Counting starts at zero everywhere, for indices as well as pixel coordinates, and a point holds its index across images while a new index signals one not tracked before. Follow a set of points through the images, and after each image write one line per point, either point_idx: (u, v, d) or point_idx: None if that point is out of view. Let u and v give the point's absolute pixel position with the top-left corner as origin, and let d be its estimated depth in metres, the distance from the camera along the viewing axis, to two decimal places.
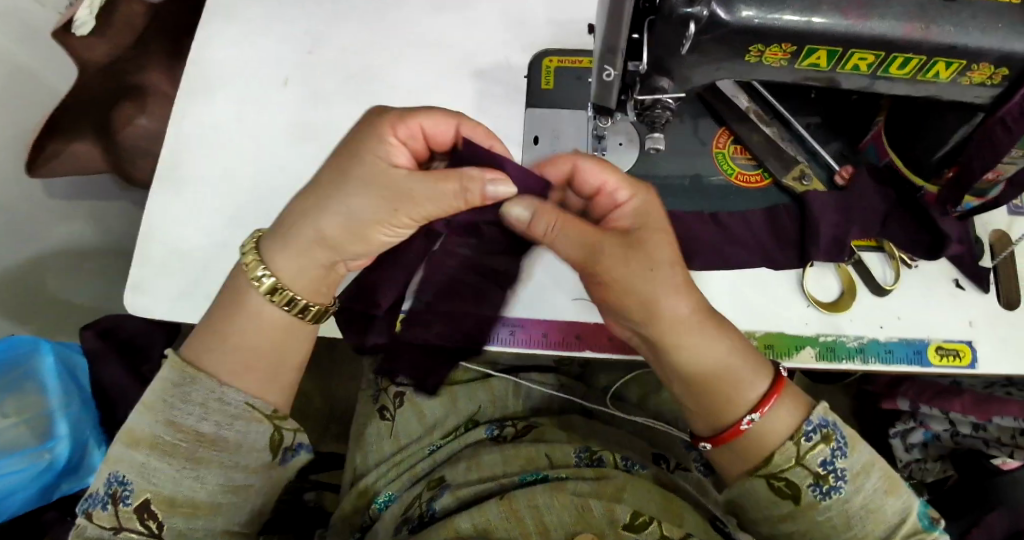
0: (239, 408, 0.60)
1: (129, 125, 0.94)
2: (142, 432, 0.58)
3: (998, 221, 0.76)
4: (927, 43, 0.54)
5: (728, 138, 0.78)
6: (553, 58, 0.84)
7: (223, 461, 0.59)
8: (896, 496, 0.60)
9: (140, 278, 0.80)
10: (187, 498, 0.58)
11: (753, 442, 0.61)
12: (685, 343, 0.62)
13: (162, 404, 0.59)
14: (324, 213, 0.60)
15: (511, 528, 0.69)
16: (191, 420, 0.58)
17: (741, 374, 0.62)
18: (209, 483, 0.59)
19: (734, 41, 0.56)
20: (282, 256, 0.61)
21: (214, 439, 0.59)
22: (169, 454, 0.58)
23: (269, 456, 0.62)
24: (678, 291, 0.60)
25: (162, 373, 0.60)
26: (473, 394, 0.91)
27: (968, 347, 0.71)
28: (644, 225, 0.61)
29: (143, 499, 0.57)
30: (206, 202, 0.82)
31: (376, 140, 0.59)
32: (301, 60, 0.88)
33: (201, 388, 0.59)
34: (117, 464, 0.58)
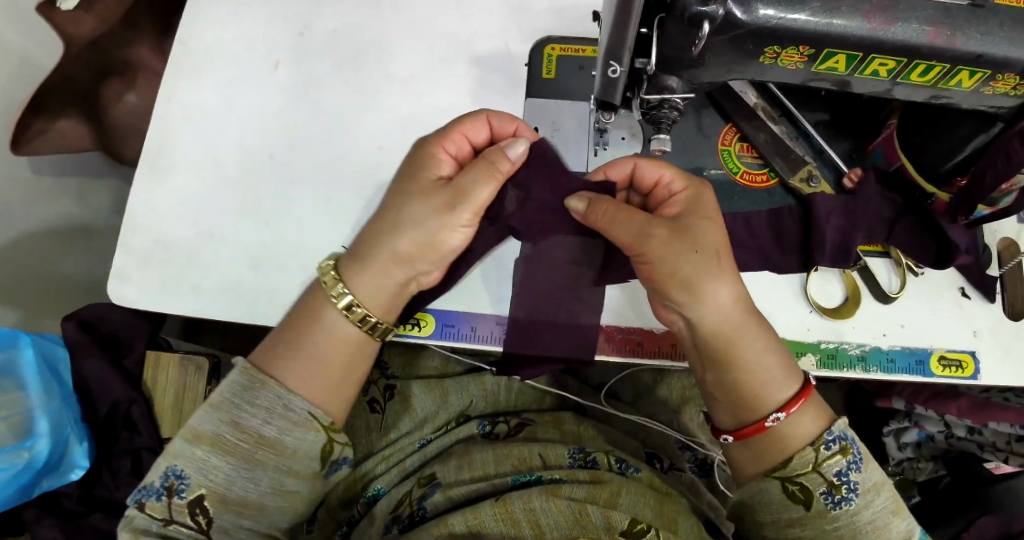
0: (303, 418, 0.59)
1: (116, 103, 0.94)
2: (204, 428, 0.57)
3: (1007, 228, 0.74)
4: (952, 51, 0.51)
5: (734, 135, 0.76)
6: (556, 46, 0.81)
7: (279, 465, 0.58)
8: (902, 517, 0.59)
9: (122, 267, 0.77)
10: (237, 498, 0.57)
11: (774, 442, 0.60)
12: (716, 321, 0.60)
13: (228, 404, 0.58)
14: (389, 224, 0.62)
15: (505, 529, 0.67)
16: (255, 422, 0.57)
17: (774, 372, 0.61)
18: (264, 486, 0.58)
19: (748, 44, 0.53)
20: (363, 276, 0.61)
21: (274, 443, 0.58)
22: (228, 453, 0.57)
23: (318, 466, 0.60)
24: (721, 269, 0.59)
25: (231, 375, 0.59)
26: (464, 388, 0.90)
27: (971, 358, 0.70)
28: (693, 208, 0.61)
29: (196, 494, 0.57)
30: (189, 189, 0.80)
31: (426, 160, 0.63)
32: (291, 41, 0.84)
33: (268, 393, 0.58)
34: (175, 458, 0.57)
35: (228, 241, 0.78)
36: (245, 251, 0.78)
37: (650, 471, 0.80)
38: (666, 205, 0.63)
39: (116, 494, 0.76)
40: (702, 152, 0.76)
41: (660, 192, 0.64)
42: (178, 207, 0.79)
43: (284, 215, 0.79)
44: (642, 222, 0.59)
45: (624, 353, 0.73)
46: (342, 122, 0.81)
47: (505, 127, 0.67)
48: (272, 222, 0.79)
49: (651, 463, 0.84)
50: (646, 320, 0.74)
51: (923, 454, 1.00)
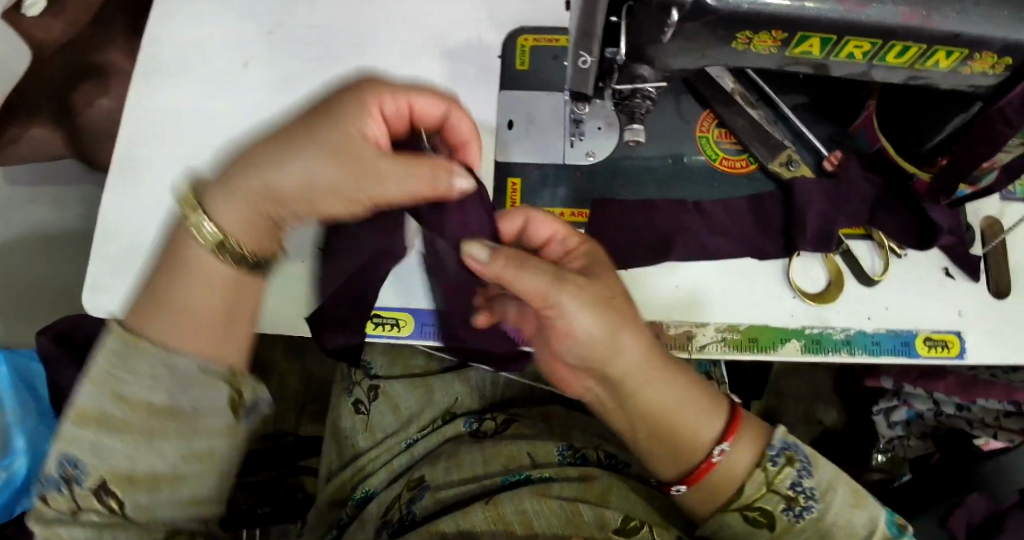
0: (195, 374, 0.50)
1: (90, 107, 0.90)
2: (92, 406, 0.47)
3: (989, 206, 0.74)
4: (928, 30, 0.50)
5: (712, 121, 0.75)
6: (529, 37, 0.80)
7: (183, 431, 0.49)
8: (863, 508, 0.59)
9: (96, 277, 0.75)
10: (141, 472, 0.48)
11: (713, 486, 0.62)
12: (649, 395, 0.61)
13: (107, 377, 0.48)
14: (263, 160, 0.51)
15: (496, 529, 0.66)
16: (139, 390, 0.48)
17: (694, 416, 0.63)
18: (173, 450, 0.49)
19: (719, 30, 0.52)
20: (227, 210, 0.51)
21: (171, 409, 0.49)
22: (122, 431, 0.48)
23: (229, 417, 0.51)
24: (634, 332, 0.58)
25: (101, 345, 0.49)
26: (449, 385, 0.89)
27: (956, 338, 0.69)
28: (593, 257, 0.61)
29: (99, 476, 0.47)
30: (162, 195, 0.78)
31: (357, 105, 0.53)
32: (260, 40, 0.83)
33: (147, 357, 0.48)
34: (67, 444, 0.47)
35: None
36: None
37: (639, 465, 0.81)
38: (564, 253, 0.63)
39: None
40: (681, 139, 0.75)
41: (553, 248, 0.64)
42: (151, 214, 0.77)
43: None
44: (539, 272, 0.53)
45: None
46: None
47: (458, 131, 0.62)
48: None
49: None
50: None
51: (913, 431, 1.00)
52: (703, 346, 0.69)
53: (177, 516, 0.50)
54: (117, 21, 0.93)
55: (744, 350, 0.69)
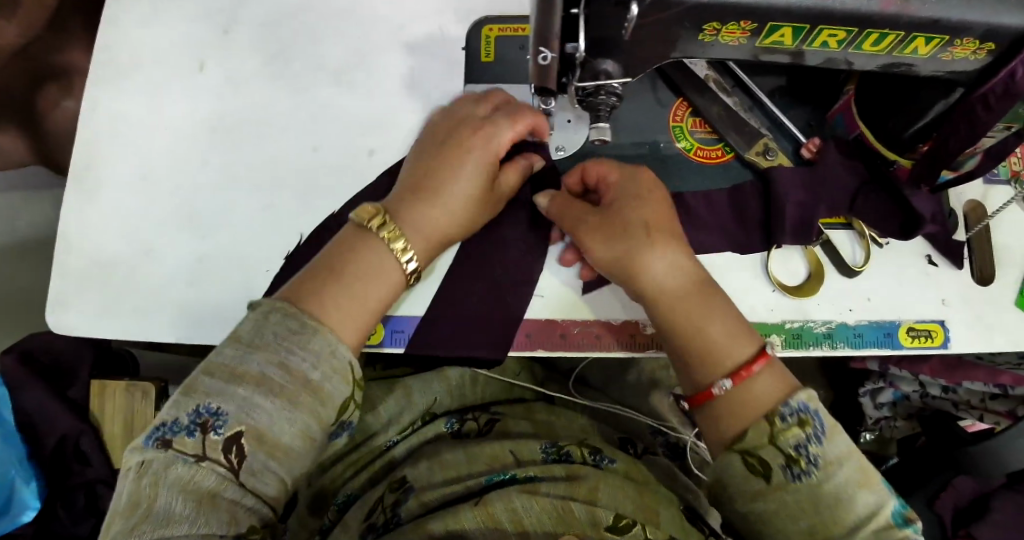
0: (344, 368, 0.54)
1: (56, 109, 0.89)
2: (244, 367, 0.51)
3: (973, 190, 0.72)
4: (906, 17, 0.47)
5: (686, 110, 0.72)
6: (494, 27, 0.77)
7: (316, 413, 0.52)
8: (870, 489, 0.53)
9: (58, 293, 0.72)
10: (274, 439, 0.51)
11: (741, 410, 0.57)
12: (696, 320, 0.60)
13: (275, 344, 0.52)
14: (456, 165, 0.62)
15: (486, 530, 0.63)
16: (304, 365, 0.52)
17: (723, 334, 0.59)
18: (297, 430, 0.52)
19: (684, 22, 0.49)
20: (410, 212, 0.61)
21: (317, 389, 0.52)
22: (275, 394, 0.51)
23: (331, 418, 0.54)
24: (671, 252, 0.60)
25: (271, 317, 0.53)
26: (427, 385, 0.86)
27: (940, 327, 0.68)
28: (634, 196, 0.62)
29: (237, 431, 0.50)
30: (121, 205, 0.75)
31: (479, 147, 0.62)
32: (215, 38, 0.79)
33: (319, 340, 0.53)
34: (210, 396, 0.51)
35: (164, 256, 0.73)
36: (187, 268, 0.73)
37: (625, 460, 0.77)
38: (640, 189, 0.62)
39: (75, 530, 0.75)
40: (653, 128, 0.72)
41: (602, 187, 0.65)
42: (110, 225, 0.74)
43: (220, 225, 0.74)
44: (577, 212, 0.64)
45: (580, 347, 0.70)
46: (274, 120, 0.76)
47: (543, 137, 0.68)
48: (211, 234, 0.74)
49: (625, 448, 0.82)
50: (602, 310, 0.70)
51: (900, 412, 1.00)
52: None
53: (262, 503, 0.51)
54: (74, 18, 0.85)
55: None
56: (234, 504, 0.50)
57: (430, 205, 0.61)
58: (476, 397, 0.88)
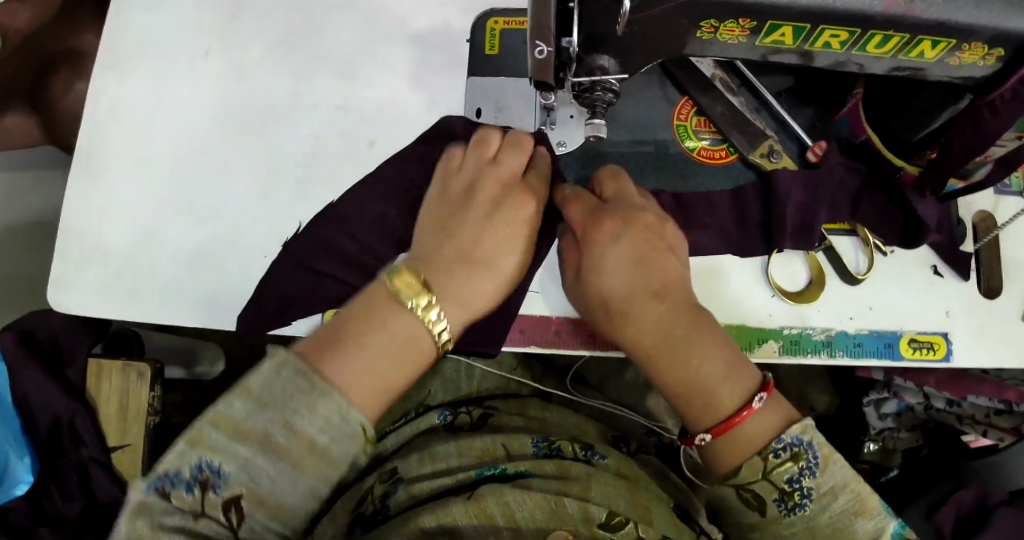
0: (357, 430, 0.50)
1: (68, 93, 0.87)
2: (251, 424, 0.48)
3: (982, 200, 0.70)
4: (911, 19, 0.45)
5: (691, 109, 0.71)
6: (499, 19, 0.76)
7: (322, 475, 0.50)
8: (868, 517, 0.52)
9: (58, 274, 0.73)
10: (275, 499, 0.49)
11: (739, 441, 0.54)
12: (689, 362, 0.56)
13: (283, 403, 0.48)
14: (502, 223, 0.60)
15: (479, 527, 0.62)
16: (311, 428, 0.48)
17: (721, 378, 0.55)
18: (302, 490, 0.50)
19: (680, 18, 0.48)
20: (449, 277, 0.57)
21: (324, 452, 0.49)
22: (279, 456, 0.48)
23: (339, 476, 0.52)
24: (638, 303, 0.57)
25: (283, 372, 0.49)
26: (421, 379, 0.87)
27: (943, 339, 0.66)
28: (601, 232, 0.59)
29: (235, 492, 0.48)
30: (124, 189, 0.75)
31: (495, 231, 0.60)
32: (221, 24, 0.79)
33: (328, 401, 0.49)
34: (214, 452, 0.47)
35: (163, 241, 0.74)
36: (185, 253, 0.73)
37: (618, 457, 0.76)
38: (596, 217, 0.59)
39: (66, 509, 0.75)
40: (655, 127, 0.71)
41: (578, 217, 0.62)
42: (112, 209, 0.75)
43: (220, 213, 0.74)
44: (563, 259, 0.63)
45: (573, 345, 0.69)
46: (276, 108, 0.76)
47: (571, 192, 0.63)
48: (210, 221, 0.74)
49: (617, 446, 0.81)
50: None
51: (904, 424, 0.98)
52: None
53: None
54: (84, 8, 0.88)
55: None
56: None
57: (476, 268, 0.58)
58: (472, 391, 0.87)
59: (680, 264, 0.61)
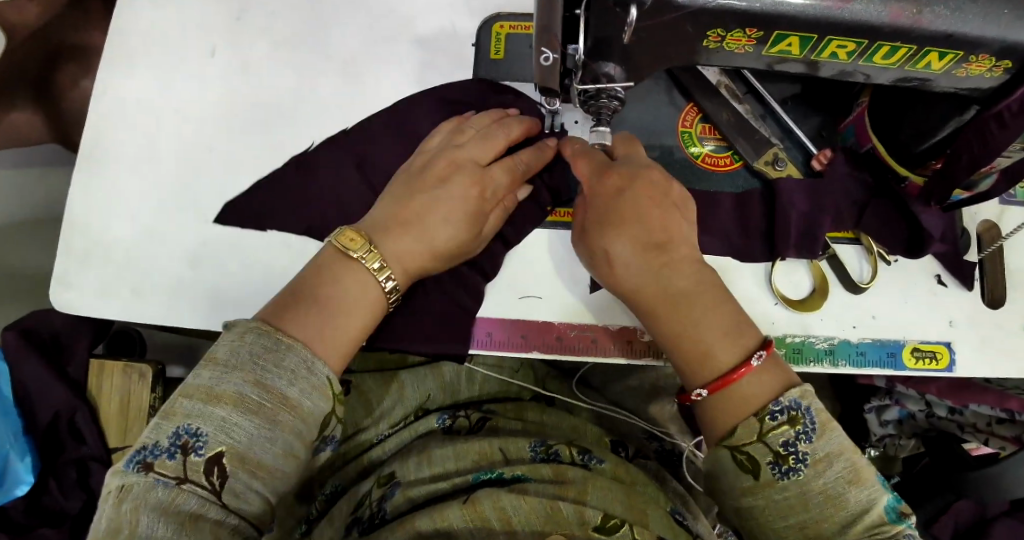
0: (323, 384, 0.54)
1: (73, 89, 0.87)
2: (223, 388, 0.51)
3: (987, 210, 0.69)
4: (918, 30, 0.45)
5: (696, 115, 0.71)
6: (504, 23, 0.76)
7: (298, 432, 0.53)
8: (862, 486, 0.50)
9: (62, 271, 0.73)
10: (256, 459, 0.51)
11: (735, 395, 0.53)
12: (690, 318, 0.56)
13: (251, 363, 0.52)
14: (444, 194, 0.65)
15: (474, 530, 0.62)
16: (281, 383, 0.52)
17: (719, 335, 0.55)
18: (280, 449, 0.52)
19: (687, 27, 0.48)
20: (389, 238, 0.63)
21: (296, 406, 0.53)
22: (253, 414, 0.51)
23: (313, 435, 0.54)
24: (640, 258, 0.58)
25: (247, 337, 0.53)
26: (421, 380, 0.86)
27: (946, 349, 0.66)
28: (613, 192, 0.60)
29: (218, 452, 0.50)
30: (128, 186, 0.75)
31: (445, 194, 0.65)
32: (226, 25, 0.79)
33: (294, 356, 0.54)
34: (191, 418, 0.50)
35: (166, 239, 0.74)
36: (186, 253, 0.73)
37: (615, 460, 0.75)
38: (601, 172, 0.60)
39: (65, 504, 0.75)
40: (660, 132, 0.71)
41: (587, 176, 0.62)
42: (116, 205, 0.75)
43: (224, 214, 0.74)
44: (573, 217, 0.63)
45: (575, 352, 0.69)
46: (281, 109, 0.76)
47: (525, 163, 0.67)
48: (214, 219, 0.74)
49: (616, 451, 0.80)
50: (602, 315, 0.69)
51: (905, 431, 0.98)
52: None
53: (246, 523, 0.51)
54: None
55: None
56: (219, 525, 0.49)
57: (411, 231, 0.63)
58: (475, 394, 0.87)
59: (686, 223, 0.61)
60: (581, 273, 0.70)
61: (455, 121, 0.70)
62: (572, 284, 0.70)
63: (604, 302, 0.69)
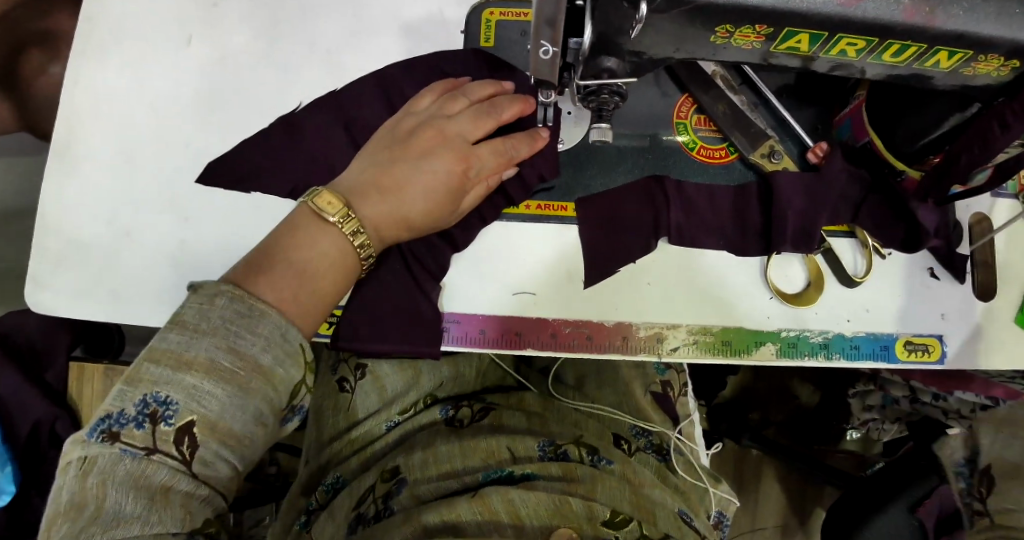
0: (296, 351, 0.52)
1: (41, 75, 0.82)
2: (193, 353, 0.48)
3: (980, 203, 0.70)
4: (930, 30, 0.45)
5: (690, 106, 0.70)
6: (494, 10, 0.74)
7: (268, 399, 0.50)
8: None
9: (36, 272, 0.70)
10: (227, 427, 0.48)
11: None
12: None
13: (223, 329, 0.49)
14: (430, 161, 0.63)
15: (483, 522, 0.62)
16: (254, 349, 0.50)
17: None
18: (250, 417, 0.49)
19: (695, 22, 0.47)
20: (366, 203, 0.60)
21: (268, 373, 0.50)
22: (224, 381, 0.48)
23: (283, 402, 0.52)
24: None
25: (218, 301, 0.50)
26: (437, 368, 0.85)
27: (937, 342, 0.67)
28: None
29: (187, 422, 0.47)
30: (105, 182, 0.72)
31: (430, 163, 0.62)
32: (203, 11, 0.75)
33: (268, 322, 0.51)
34: (158, 385, 0.47)
35: (145, 239, 0.71)
36: (167, 252, 0.71)
37: (623, 459, 0.75)
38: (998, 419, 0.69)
39: None
40: (656, 122, 0.71)
41: None
42: (92, 202, 0.72)
43: (208, 210, 0.71)
44: None
45: (572, 348, 0.68)
46: (262, 100, 0.73)
47: (517, 149, 0.65)
48: (194, 217, 0.71)
49: (618, 446, 0.79)
50: (597, 311, 0.68)
51: (888, 415, 1.00)
52: (674, 349, 0.67)
53: (216, 494, 0.50)
54: None
55: (715, 354, 0.67)
56: (188, 496, 0.48)
57: (391, 200, 0.61)
58: (477, 385, 0.86)
59: None
60: (577, 267, 0.69)
61: (435, 90, 0.67)
62: (567, 279, 0.69)
63: (602, 297, 0.68)
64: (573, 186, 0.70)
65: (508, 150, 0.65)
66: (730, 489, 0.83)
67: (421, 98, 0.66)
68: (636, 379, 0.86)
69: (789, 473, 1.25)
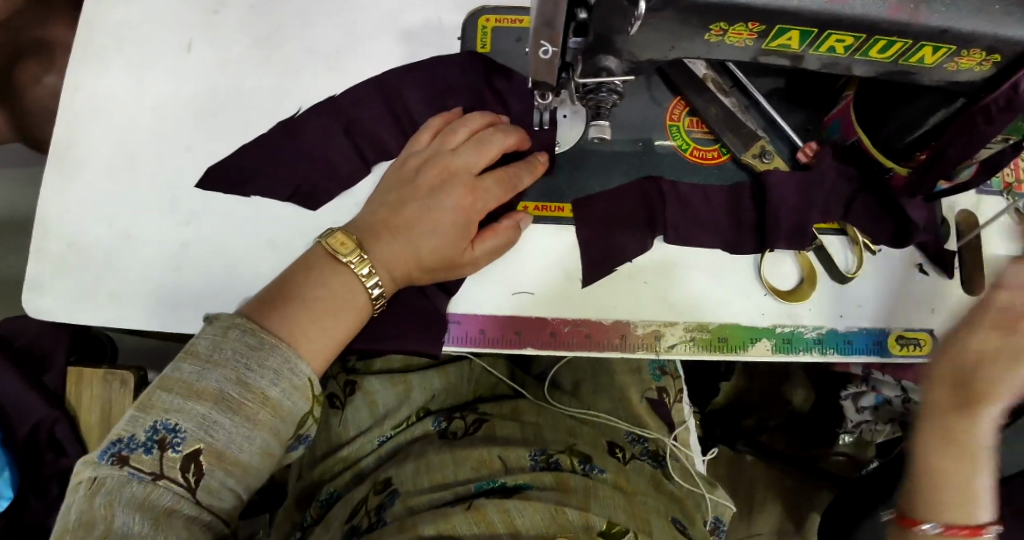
0: (304, 385, 0.53)
1: (34, 87, 0.82)
2: (203, 383, 0.49)
3: (965, 200, 0.72)
4: (916, 26, 0.47)
5: (683, 109, 0.72)
6: (490, 17, 0.76)
7: (276, 430, 0.51)
8: None
9: (35, 278, 0.70)
10: (233, 457, 0.49)
11: None
12: None
13: (234, 361, 0.50)
14: (438, 200, 0.63)
15: (477, 531, 0.61)
16: (264, 382, 0.50)
17: None
18: (257, 448, 0.50)
19: (689, 21, 0.49)
20: (377, 241, 0.61)
21: (276, 406, 0.51)
22: (233, 411, 0.49)
23: (290, 433, 0.52)
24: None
25: (230, 333, 0.51)
26: (427, 382, 0.85)
27: (929, 336, 0.69)
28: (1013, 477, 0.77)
29: (195, 449, 0.48)
30: (104, 187, 0.72)
31: (443, 199, 0.63)
32: (203, 19, 0.76)
33: (278, 355, 0.52)
34: (168, 412, 0.48)
35: (145, 243, 0.71)
36: (167, 257, 0.71)
37: (615, 468, 0.76)
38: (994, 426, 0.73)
39: (46, 522, 0.73)
40: (651, 124, 0.72)
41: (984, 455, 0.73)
42: (92, 206, 0.72)
43: (208, 215, 0.72)
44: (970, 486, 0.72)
45: (571, 347, 0.68)
46: (261, 107, 0.74)
47: (518, 176, 0.66)
48: (194, 222, 0.72)
49: (612, 452, 0.79)
50: (596, 310, 0.69)
51: (882, 417, 1.01)
52: (671, 346, 0.68)
53: (218, 520, 0.50)
54: None
55: (713, 350, 0.68)
56: (191, 521, 0.48)
57: (405, 235, 0.62)
58: (470, 396, 0.87)
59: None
60: (576, 267, 0.70)
61: (430, 130, 0.68)
62: (566, 279, 0.70)
63: (604, 296, 0.69)
64: (571, 187, 0.71)
65: (513, 179, 0.66)
66: (728, 496, 0.84)
67: (421, 137, 0.68)
68: (631, 384, 0.87)
69: (784, 477, 1.26)
